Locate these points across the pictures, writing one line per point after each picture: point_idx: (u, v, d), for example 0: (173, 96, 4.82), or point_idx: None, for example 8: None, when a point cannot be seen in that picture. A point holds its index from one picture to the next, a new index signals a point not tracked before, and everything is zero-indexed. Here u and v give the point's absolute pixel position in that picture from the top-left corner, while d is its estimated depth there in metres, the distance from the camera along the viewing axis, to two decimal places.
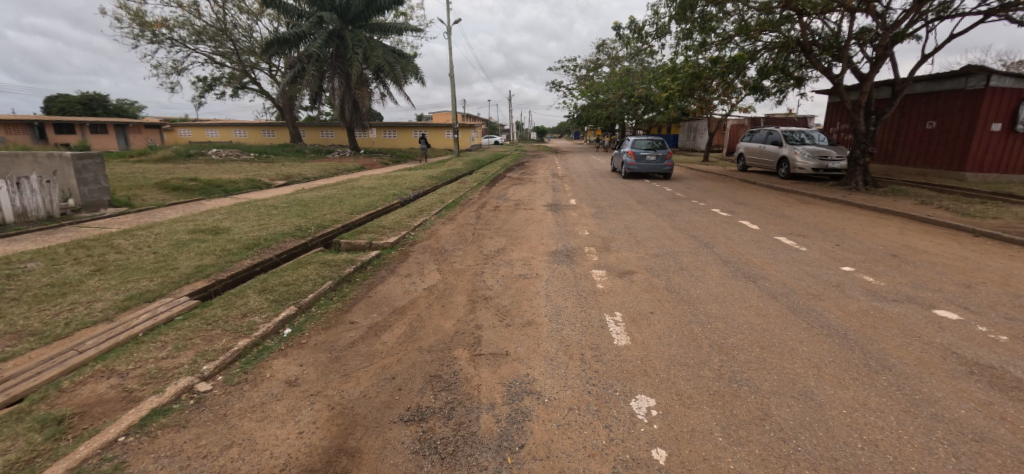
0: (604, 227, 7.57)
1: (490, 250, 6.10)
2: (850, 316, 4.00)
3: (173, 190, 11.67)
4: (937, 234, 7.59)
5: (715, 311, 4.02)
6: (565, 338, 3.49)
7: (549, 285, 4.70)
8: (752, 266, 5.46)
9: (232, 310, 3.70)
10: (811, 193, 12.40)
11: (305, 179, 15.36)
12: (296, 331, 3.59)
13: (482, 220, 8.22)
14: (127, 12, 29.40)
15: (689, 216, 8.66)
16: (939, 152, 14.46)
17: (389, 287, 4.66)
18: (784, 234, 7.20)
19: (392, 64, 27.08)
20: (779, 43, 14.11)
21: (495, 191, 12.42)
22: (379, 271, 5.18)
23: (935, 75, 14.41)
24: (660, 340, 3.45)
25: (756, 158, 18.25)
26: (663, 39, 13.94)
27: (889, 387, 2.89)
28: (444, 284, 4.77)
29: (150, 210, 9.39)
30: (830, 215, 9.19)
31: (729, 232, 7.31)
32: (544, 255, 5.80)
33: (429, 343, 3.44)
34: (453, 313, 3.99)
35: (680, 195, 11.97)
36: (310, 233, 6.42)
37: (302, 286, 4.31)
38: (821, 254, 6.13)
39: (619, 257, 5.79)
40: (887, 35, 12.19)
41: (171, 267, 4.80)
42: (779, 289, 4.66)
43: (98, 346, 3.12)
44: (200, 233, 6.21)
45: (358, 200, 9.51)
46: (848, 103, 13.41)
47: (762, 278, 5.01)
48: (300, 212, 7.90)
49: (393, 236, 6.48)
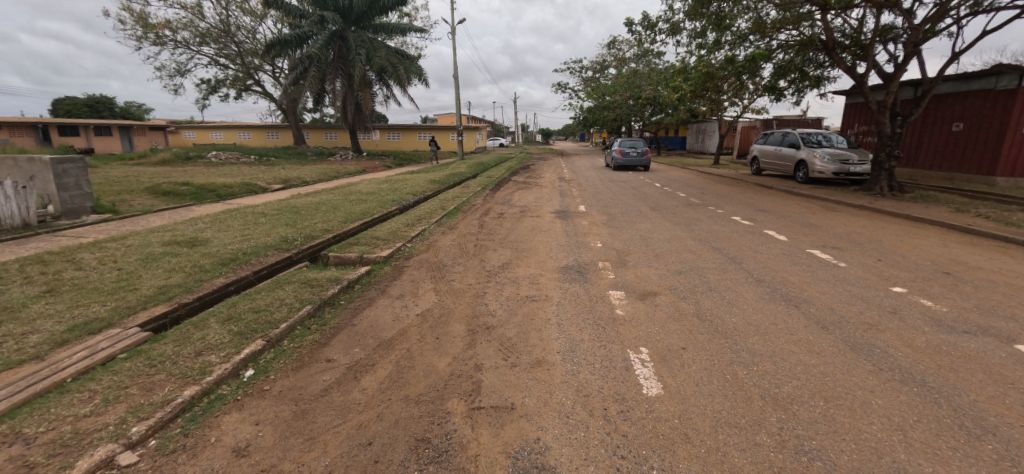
0: (618, 238, 6.95)
1: (493, 265, 5.49)
2: (921, 355, 3.35)
3: (164, 195, 11.18)
4: (985, 247, 6.89)
5: (759, 347, 3.39)
6: (582, 385, 2.86)
7: (560, 309, 4.10)
8: (790, 286, 4.81)
9: (184, 346, 3.12)
10: (834, 198, 11.69)
11: (304, 183, 14.85)
12: (259, 372, 3.00)
13: (486, 229, 7.62)
14: (130, 14, 29.20)
15: (708, 226, 8.03)
16: (967, 156, 13.72)
17: (377, 312, 4.06)
18: (817, 247, 6.54)
19: (395, 65, 26.62)
20: (800, 41, 13.42)
21: (500, 195, 11.86)
22: (368, 291, 4.59)
23: (962, 74, 13.67)
24: (699, 389, 2.82)
25: (771, 161, 17.54)
26: (676, 37, 13.33)
27: (1006, 463, 2.21)
28: (441, 308, 4.17)
29: (135, 217, 8.87)
30: (861, 224, 8.50)
31: (756, 244, 6.66)
32: (554, 272, 5.19)
33: (417, 391, 2.83)
34: (448, 348, 3.39)
35: (696, 201, 11.34)
36: (296, 245, 5.85)
37: (275, 313, 3.71)
38: (863, 271, 5.47)
39: (639, 274, 5.17)
40: (918, 32, 11.49)
41: (131, 288, 4.23)
42: (827, 316, 4.03)
43: (9, 397, 2.53)
44: (175, 245, 5.65)
45: (354, 207, 8.94)
46: (873, 104, 12.70)
47: (806, 302, 4.37)
48: (290, 221, 7.34)
49: (386, 249, 5.89)
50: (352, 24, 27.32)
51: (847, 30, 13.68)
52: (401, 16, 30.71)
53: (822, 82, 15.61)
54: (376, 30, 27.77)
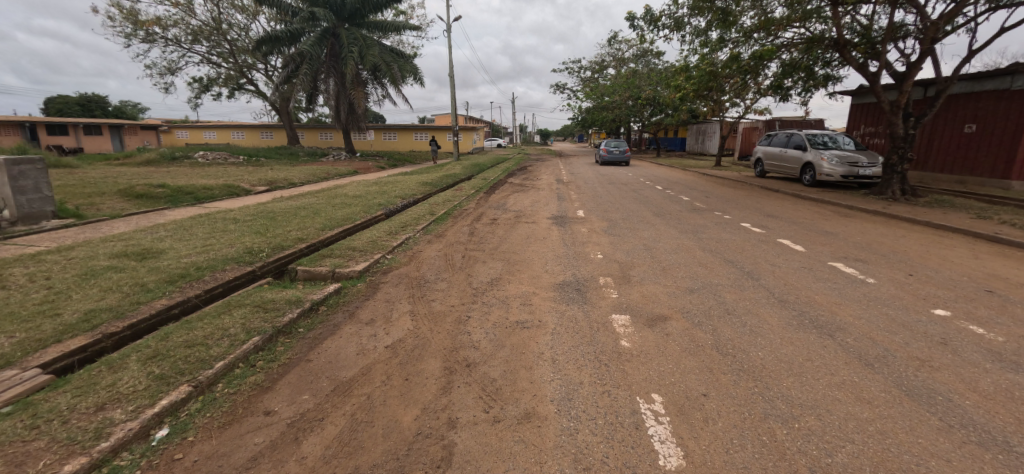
0: (620, 249, 6.34)
1: (481, 281, 4.88)
2: (996, 404, 2.74)
3: (136, 197, 10.50)
4: (1018, 258, 6.34)
5: (797, 394, 2.79)
6: (581, 453, 2.25)
7: (556, 340, 3.48)
8: (819, 309, 4.22)
9: (84, 398, 2.51)
10: (846, 203, 11.12)
11: (290, 185, 14.20)
12: (174, 433, 2.38)
13: (476, 237, 7.02)
14: (120, 10, 28.49)
15: (717, 234, 7.44)
16: (979, 158, 13.19)
17: (340, 343, 3.43)
18: (839, 259, 5.97)
19: (389, 63, 26.04)
20: (809, 37, 12.84)
21: (494, 199, 11.21)
22: (334, 314, 3.97)
23: (975, 74, 13.10)
24: (731, 459, 2.21)
25: (775, 163, 16.97)
26: (679, 34, 12.76)
27: None
28: (416, 338, 3.54)
29: (100, 222, 8.25)
30: (879, 232, 7.93)
31: (772, 256, 6.06)
32: (549, 290, 4.58)
33: (371, 461, 2.21)
34: (418, 394, 2.78)
35: (700, 205, 10.76)
36: (260, 258, 5.21)
37: (214, 348, 3.08)
38: (896, 289, 4.88)
39: (645, 293, 4.57)
40: (936, 27, 10.90)
41: (51, 314, 3.59)
42: (868, 350, 3.44)
43: None
44: (122, 258, 5.01)
45: (335, 212, 8.30)
46: (886, 104, 12.13)
47: (841, 329, 3.78)
48: (261, 228, 6.71)
49: (362, 261, 5.28)
50: (345, 21, 26.75)
51: (857, 27, 13.12)
52: (396, 15, 30.17)
53: (830, 81, 15.04)
54: (370, 28, 27.22)
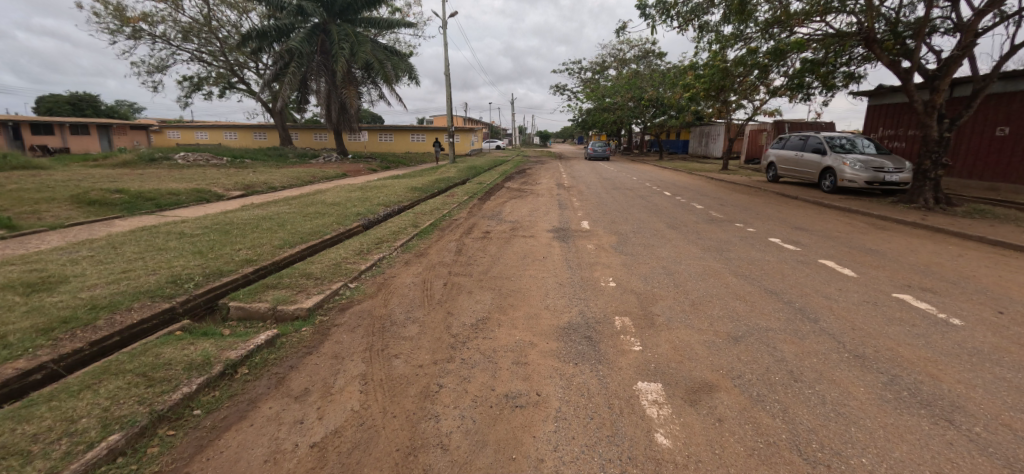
0: (635, 273, 5.28)
1: (462, 324, 3.78)
2: None
3: (89, 204, 9.42)
4: None
5: None
6: None
7: (561, 432, 2.40)
8: (913, 372, 3.12)
9: None
10: (877, 212, 10.07)
11: (270, 190, 13.16)
12: None
13: (464, 256, 5.95)
14: (105, 6, 27.41)
15: (745, 252, 6.39)
16: (1013, 165, 12.17)
17: (242, 442, 2.31)
18: (903, 289, 4.90)
19: (382, 61, 24.90)
20: (834, 32, 11.80)
21: (488, 207, 10.17)
22: (256, 382, 2.88)
23: (1011, 74, 12.05)
24: None
25: (789, 168, 15.94)
26: (694, 25, 11.65)
27: None
28: (359, 427, 2.45)
29: (35, 235, 7.20)
30: (929, 249, 6.88)
31: (819, 283, 5.01)
32: (550, 339, 3.50)
33: None
34: None
35: (717, 215, 9.73)
36: (185, 289, 4.14)
37: (32, 464, 2.00)
38: (994, 335, 3.79)
39: (676, 343, 3.48)
40: (978, 20, 9.88)
41: None
42: (1015, 450, 2.33)
43: None
44: (3, 291, 3.91)
45: (304, 223, 7.23)
46: (919, 105, 11.07)
47: (960, 411, 2.68)
48: (206, 246, 5.61)
49: (315, 294, 4.20)
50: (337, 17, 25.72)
51: (883, 21, 12.11)
52: (391, 12, 29.10)
53: (853, 80, 13.99)
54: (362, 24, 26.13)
